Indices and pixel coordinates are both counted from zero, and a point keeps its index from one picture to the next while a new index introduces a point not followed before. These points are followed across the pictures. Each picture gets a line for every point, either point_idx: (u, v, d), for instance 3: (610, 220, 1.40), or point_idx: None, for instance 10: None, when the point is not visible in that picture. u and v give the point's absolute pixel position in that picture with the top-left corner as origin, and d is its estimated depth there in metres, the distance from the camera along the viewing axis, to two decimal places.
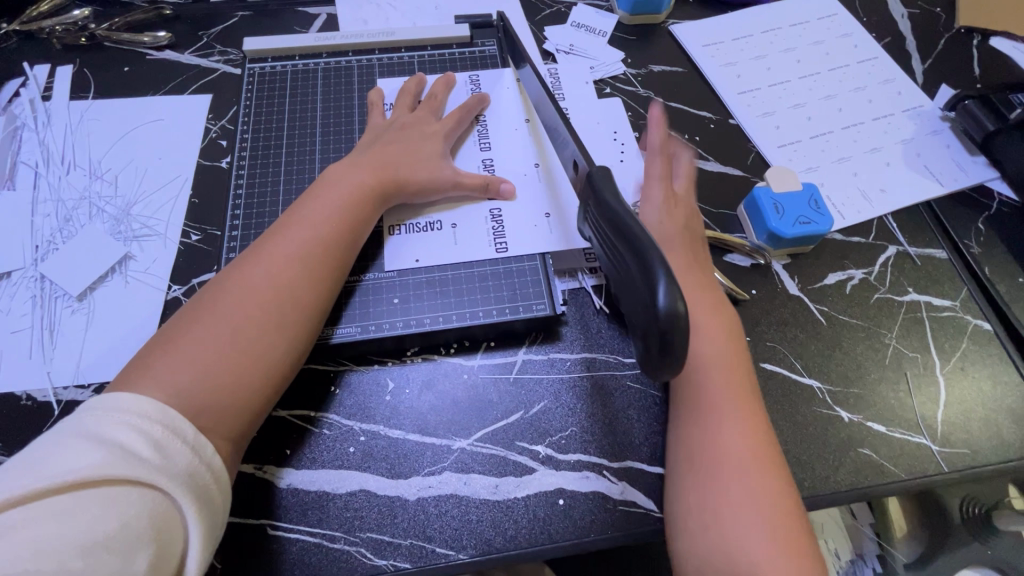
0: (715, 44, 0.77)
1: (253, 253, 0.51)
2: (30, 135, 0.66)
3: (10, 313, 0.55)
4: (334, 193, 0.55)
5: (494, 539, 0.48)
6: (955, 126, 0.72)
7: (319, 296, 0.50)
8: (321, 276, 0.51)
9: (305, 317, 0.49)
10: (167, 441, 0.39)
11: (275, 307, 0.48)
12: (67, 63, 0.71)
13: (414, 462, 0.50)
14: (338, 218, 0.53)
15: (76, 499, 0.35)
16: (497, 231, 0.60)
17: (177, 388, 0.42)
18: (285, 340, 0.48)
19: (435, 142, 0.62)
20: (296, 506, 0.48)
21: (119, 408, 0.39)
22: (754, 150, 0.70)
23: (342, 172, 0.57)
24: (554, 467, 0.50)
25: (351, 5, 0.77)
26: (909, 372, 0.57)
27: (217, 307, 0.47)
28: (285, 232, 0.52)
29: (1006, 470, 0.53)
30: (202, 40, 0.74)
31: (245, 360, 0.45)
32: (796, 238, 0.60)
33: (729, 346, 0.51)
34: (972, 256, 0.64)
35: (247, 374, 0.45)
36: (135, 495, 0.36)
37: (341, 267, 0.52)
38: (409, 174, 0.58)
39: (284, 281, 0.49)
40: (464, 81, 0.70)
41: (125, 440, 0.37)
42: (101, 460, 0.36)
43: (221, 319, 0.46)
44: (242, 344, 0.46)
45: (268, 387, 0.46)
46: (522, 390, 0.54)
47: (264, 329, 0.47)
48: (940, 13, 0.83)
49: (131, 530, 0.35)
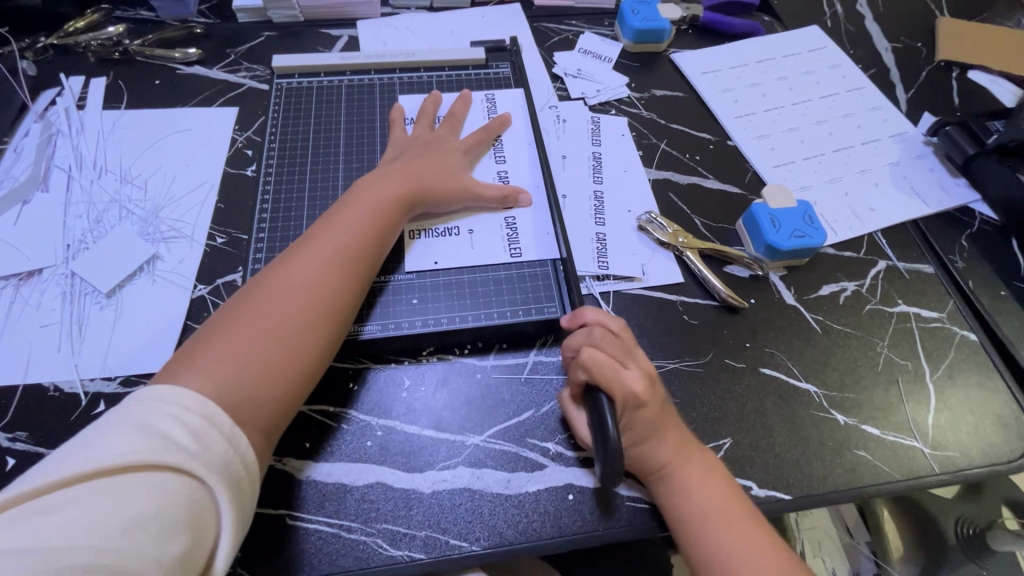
0: (713, 72, 0.82)
1: (286, 258, 0.53)
2: (65, 141, 0.69)
3: (40, 308, 0.57)
4: (363, 203, 0.57)
5: (506, 532, 0.49)
6: (937, 150, 0.77)
7: (349, 298, 0.53)
8: (352, 280, 0.53)
9: (336, 317, 0.51)
10: (204, 431, 0.41)
11: (306, 308, 0.50)
12: (101, 75, 0.75)
13: (429, 456, 0.52)
14: (366, 224, 0.56)
15: (118, 481, 0.37)
16: (511, 238, 0.63)
17: (216, 381, 0.44)
18: (314, 340, 0.50)
19: (455, 158, 0.65)
20: (314, 497, 0.50)
21: (161, 400, 0.41)
22: (751, 170, 0.74)
23: (369, 185, 0.59)
24: (563, 463, 0.52)
25: (372, 29, 0.82)
26: (900, 379, 0.60)
27: (253, 307, 0.49)
28: (318, 239, 0.54)
29: (995, 473, 0.56)
30: (230, 57, 0.79)
31: (284, 357, 0.48)
32: (792, 250, 0.63)
33: (688, 440, 0.51)
34: (957, 271, 0.68)
35: (282, 372, 0.47)
36: (172, 481, 0.38)
37: (368, 272, 0.55)
38: (432, 187, 0.61)
39: (317, 283, 0.51)
40: (482, 106, 0.73)
41: (165, 428, 0.39)
42: (144, 447, 0.37)
43: (256, 318, 0.48)
44: (277, 343, 0.48)
45: (298, 384, 0.49)
46: (533, 390, 0.56)
47: (296, 330, 0.49)
48: (921, 48, 0.89)
49: (168, 515, 0.36)
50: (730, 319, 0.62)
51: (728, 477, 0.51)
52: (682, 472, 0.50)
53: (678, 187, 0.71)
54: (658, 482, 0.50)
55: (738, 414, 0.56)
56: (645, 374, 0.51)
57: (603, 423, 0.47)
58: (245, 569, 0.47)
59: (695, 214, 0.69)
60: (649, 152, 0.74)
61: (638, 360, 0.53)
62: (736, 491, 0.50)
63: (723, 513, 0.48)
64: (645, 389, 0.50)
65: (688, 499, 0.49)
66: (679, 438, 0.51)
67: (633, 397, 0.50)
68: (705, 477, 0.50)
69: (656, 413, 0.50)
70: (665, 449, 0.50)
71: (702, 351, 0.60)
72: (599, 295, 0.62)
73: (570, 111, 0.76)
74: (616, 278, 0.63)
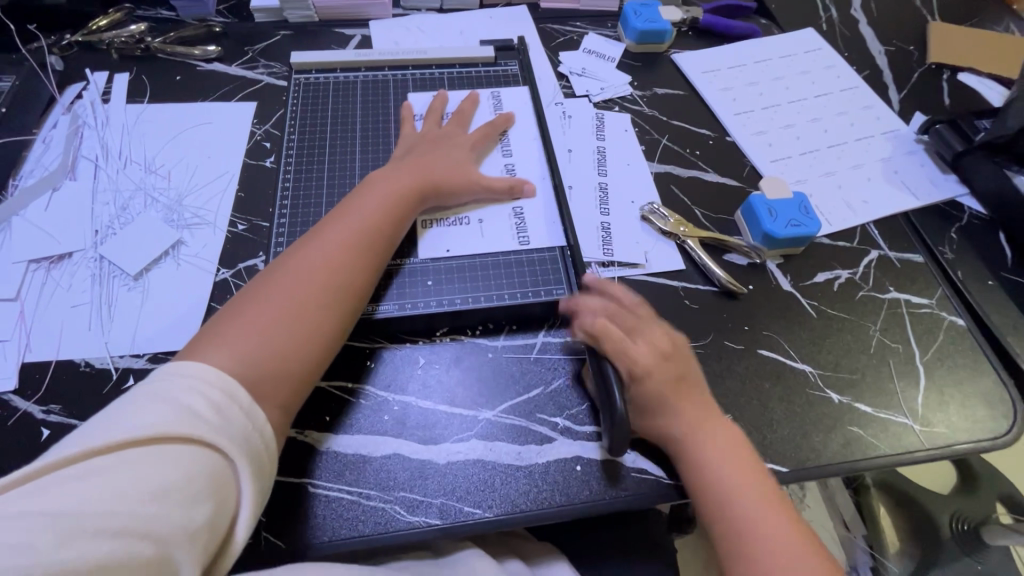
0: (713, 71, 0.86)
1: (303, 244, 0.56)
2: (91, 132, 0.72)
3: (70, 289, 0.60)
4: (376, 194, 0.60)
5: (518, 500, 0.52)
6: (928, 147, 0.80)
7: (362, 284, 0.55)
8: (367, 267, 0.56)
9: (352, 301, 0.54)
10: (226, 405, 0.42)
11: (322, 291, 0.52)
12: (125, 71, 0.78)
13: (443, 429, 0.55)
14: (382, 214, 0.59)
15: (145, 452, 0.38)
16: (519, 227, 0.66)
17: (238, 357, 0.46)
18: (330, 321, 0.52)
19: (464, 153, 0.68)
20: (334, 467, 0.52)
21: (184, 375, 0.43)
22: (749, 164, 0.77)
23: (384, 178, 0.62)
24: (572, 437, 0.55)
25: (385, 29, 0.85)
26: (892, 361, 0.63)
27: (272, 289, 0.52)
28: (334, 227, 0.57)
29: (981, 450, 0.59)
30: (247, 55, 0.82)
31: (304, 337, 0.50)
32: (788, 239, 0.66)
33: (705, 410, 0.54)
34: (946, 260, 0.71)
35: (300, 351, 0.50)
36: (196, 452, 0.39)
37: (381, 259, 0.58)
38: (442, 180, 0.64)
39: (332, 268, 0.54)
40: (489, 105, 0.76)
41: (189, 402, 0.41)
42: (171, 419, 0.39)
43: (276, 299, 0.51)
44: (294, 323, 0.50)
45: (313, 363, 0.51)
46: (542, 368, 0.59)
47: (312, 311, 0.51)
48: (912, 51, 0.93)
49: (193, 483, 0.38)
50: (730, 304, 0.65)
51: (746, 446, 0.53)
52: (697, 437, 0.52)
53: (678, 180, 0.75)
54: (671, 445, 0.53)
55: (737, 392, 0.59)
56: (653, 345, 0.55)
57: (610, 394, 0.52)
58: (269, 533, 0.49)
59: (695, 205, 0.73)
60: (651, 146, 0.77)
61: (650, 331, 0.56)
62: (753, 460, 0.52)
63: (737, 478, 0.51)
64: (649, 360, 0.54)
65: (702, 466, 0.51)
66: (695, 408, 0.53)
67: (635, 366, 0.54)
68: (721, 445, 0.52)
69: (664, 382, 0.54)
70: (679, 416, 0.53)
71: (702, 333, 0.62)
72: (604, 281, 0.65)
73: (576, 108, 0.79)
74: (620, 265, 0.66)
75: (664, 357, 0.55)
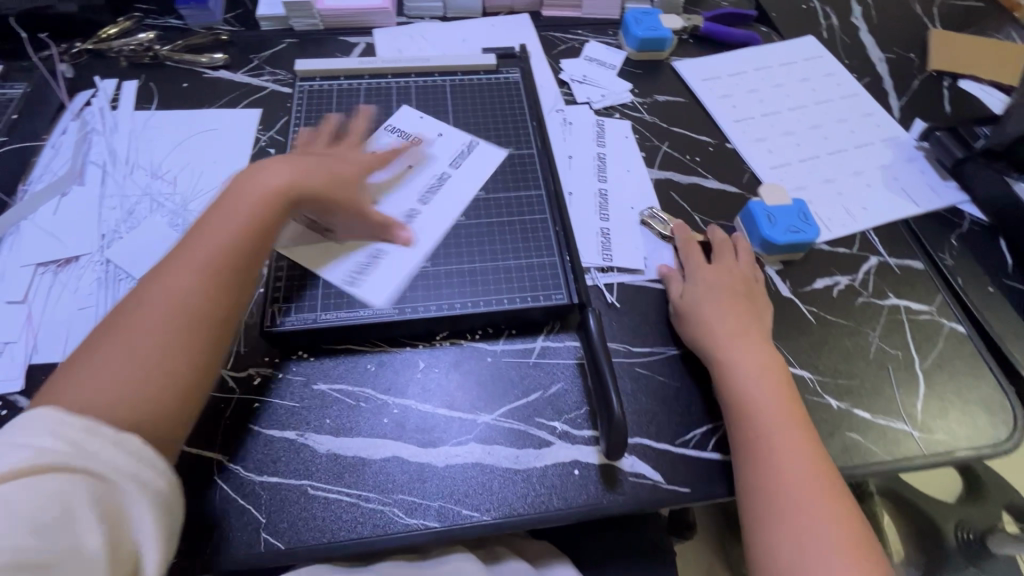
0: (713, 78, 0.86)
1: (157, 272, 0.52)
2: (100, 138, 0.74)
3: (77, 292, 0.61)
4: (238, 204, 0.55)
5: (515, 504, 0.52)
6: (928, 154, 0.80)
7: (227, 302, 0.52)
8: (233, 282, 0.52)
9: (216, 322, 0.51)
10: (92, 439, 0.42)
11: (181, 320, 0.49)
12: (133, 78, 0.80)
13: (442, 433, 0.55)
14: (245, 227, 0.54)
15: (23, 484, 0.39)
16: (362, 268, 0.62)
17: (91, 405, 0.44)
18: (195, 348, 0.49)
19: (353, 166, 0.64)
20: (333, 469, 0.53)
21: (42, 420, 0.41)
22: (749, 170, 0.77)
23: (244, 185, 0.57)
24: (570, 441, 0.55)
25: (388, 36, 0.86)
26: (891, 367, 0.63)
27: (124, 326, 0.48)
28: (190, 247, 0.53)
29: (981, 457, 0.59)
30: (253, 62, 0.83)
31: (172, 370, 0.48)
32: (787, 245, 0.66)
33: (743, 311, 0.61)
34: (946, 267, 0.71)
35: (163, 385, 0.47)
36: (74, 482, 0.40)
37: (247, 271, 0.54)
38: (318, 187, 0.59)
39: (188, 294, 0.50)
40: (457, 146, 0.73)
41: (55, 438, 0.41)
42: (44, 453, 0.40)
43: (128, 339, 0.47)
44: (151, 360, 0.47)
45: (184, 394, 0.48)
46: (541, 373, 0.59)
47: (172, 343, 0.48)
48: (913, 58, 0.93)
49: (73, 512, 0.39)
50: None
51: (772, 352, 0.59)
52: (731, 330, 0.59)
53: (678, 186, 0.75)
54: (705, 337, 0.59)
55: None
56: (726, 257, 0.65)
57: (608, 399, 0.53)
58: (269, 534, 0.50)
59: (695, 211, 0.73)
60: (651, 153, 0.78)
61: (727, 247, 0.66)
62: (779, 364, 0.58)
63: (759, 369, 0.57)
64: (720, 264, 0.64)
65: (732, 355, 0.57)
66: (738, 308, 0.61)
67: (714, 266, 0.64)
68: (750, 342, 0.59)
69: (727, 283, 0.63)
70: (722, 310, 0.60)
71: None
72: (603, 286, 0.66)
73: (577, 115, 0.80)
74: (619, 270, 0.67)
75: (719, 274, 0.64)
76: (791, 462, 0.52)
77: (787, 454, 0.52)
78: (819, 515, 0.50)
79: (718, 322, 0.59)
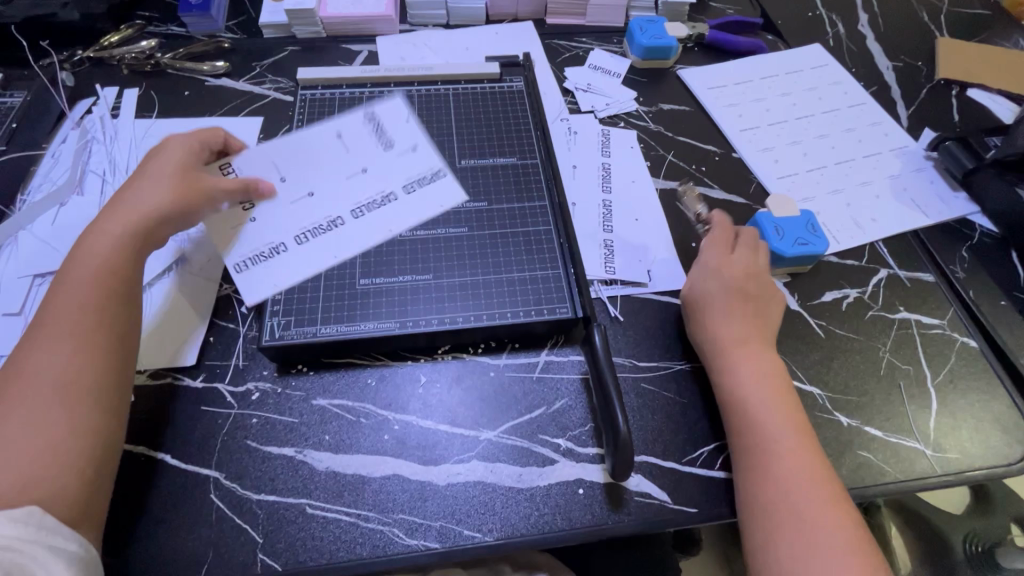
0: (719, 87, 0.85)
1: (26, 346, 0.50)
2: (99, 147, 0.73)
3: None
4: (94, 257, 0.54)
5: (517, 524, 0.51)
6: (938, 164, 0.79)
7: (106, 351, 0.50)
8: (106, 328, 0.51)
9: (101, 372, 0.49)
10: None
11: (59, 384, 0.48)
12: (134, 86, 0.79)
13: (444, 450, 0.54)
14: (101, 274, 0.53)
15: None
16: (258, 254, 0.61)
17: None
18: (81, 405, 0.48)
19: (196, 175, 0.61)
20: (333, 488, 0.52)
21: None
22: (755, 181, 0.76)
23: (88, 238, 0.55)
24: (574, 459, 0.54)
25: (391, 44, 0.86)
26: (902, 383, 0.61)
27: (1, 408, 0.46)
28: (55, 310, 0.51)
29: (995, 476, 0.57)
30: (255, 70, 0.82)
31: (63, 429, 0.46)
32: (795, 257, 0.65)
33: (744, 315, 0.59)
34: (957, 279, 0.70)
35: (60, 449, 0.46)
36: None
37: (121, 315, 0.52)
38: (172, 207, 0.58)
39: (59, 357, 0.49)
40: (421, 171, 0.69)
41: None
42: None
43: (7, 419, 0.46)
44: (40, 430, 0.46)
45: (87, 451, 0.47)
46: (545, 388, 0.58)
47: (57, 409, 0.47)
48: (921, 67, 0.92)
49: None
50: None
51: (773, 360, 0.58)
52: (731, 336, 0.58)
53: (684, 197, 0.74)
54: (708, 343, 0.58)
55: None
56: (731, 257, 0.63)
57: (613, 416, 0.52)
58: (266, 554, 0.49)
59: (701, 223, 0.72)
60: (656, 163, 0.77)
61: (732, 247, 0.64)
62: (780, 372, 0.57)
63: (759, 375, 0.56)
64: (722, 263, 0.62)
65: (732, 362, 0.56)
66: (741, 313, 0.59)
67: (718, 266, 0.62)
68: (751, 348, 0.57)
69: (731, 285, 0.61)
70: (724, 315, 0.59)
71: None
72: (607, 299, 0.65)
73: (580, 124, 0.79)
74: (624, 283, 0.66)
75: (726, 272, 0.62)
76: (791, 471, 0.50)
77: (787, 464, 0.51)
78: (820, 524, 0.48)
79: (719, 327, 0.58)
